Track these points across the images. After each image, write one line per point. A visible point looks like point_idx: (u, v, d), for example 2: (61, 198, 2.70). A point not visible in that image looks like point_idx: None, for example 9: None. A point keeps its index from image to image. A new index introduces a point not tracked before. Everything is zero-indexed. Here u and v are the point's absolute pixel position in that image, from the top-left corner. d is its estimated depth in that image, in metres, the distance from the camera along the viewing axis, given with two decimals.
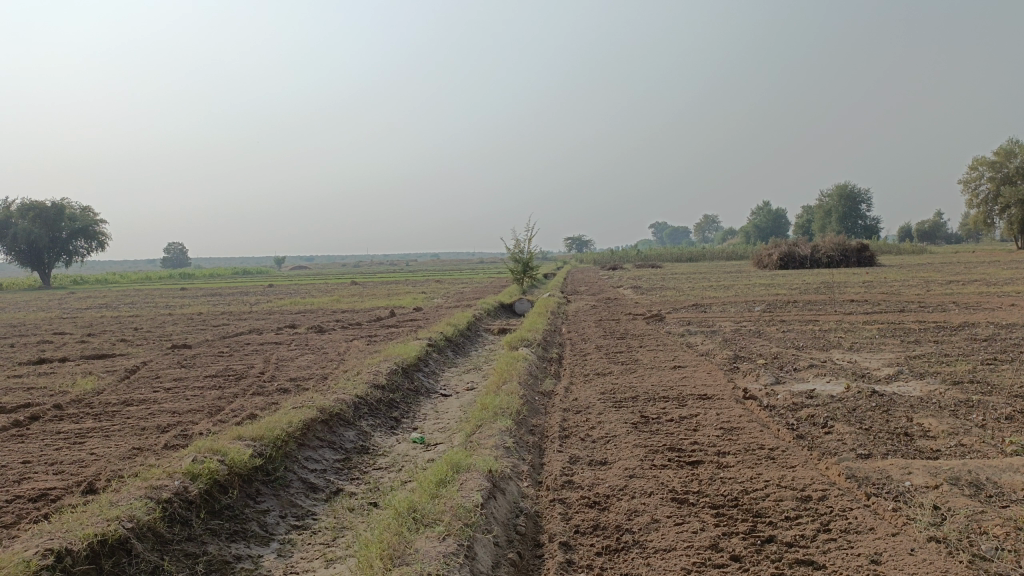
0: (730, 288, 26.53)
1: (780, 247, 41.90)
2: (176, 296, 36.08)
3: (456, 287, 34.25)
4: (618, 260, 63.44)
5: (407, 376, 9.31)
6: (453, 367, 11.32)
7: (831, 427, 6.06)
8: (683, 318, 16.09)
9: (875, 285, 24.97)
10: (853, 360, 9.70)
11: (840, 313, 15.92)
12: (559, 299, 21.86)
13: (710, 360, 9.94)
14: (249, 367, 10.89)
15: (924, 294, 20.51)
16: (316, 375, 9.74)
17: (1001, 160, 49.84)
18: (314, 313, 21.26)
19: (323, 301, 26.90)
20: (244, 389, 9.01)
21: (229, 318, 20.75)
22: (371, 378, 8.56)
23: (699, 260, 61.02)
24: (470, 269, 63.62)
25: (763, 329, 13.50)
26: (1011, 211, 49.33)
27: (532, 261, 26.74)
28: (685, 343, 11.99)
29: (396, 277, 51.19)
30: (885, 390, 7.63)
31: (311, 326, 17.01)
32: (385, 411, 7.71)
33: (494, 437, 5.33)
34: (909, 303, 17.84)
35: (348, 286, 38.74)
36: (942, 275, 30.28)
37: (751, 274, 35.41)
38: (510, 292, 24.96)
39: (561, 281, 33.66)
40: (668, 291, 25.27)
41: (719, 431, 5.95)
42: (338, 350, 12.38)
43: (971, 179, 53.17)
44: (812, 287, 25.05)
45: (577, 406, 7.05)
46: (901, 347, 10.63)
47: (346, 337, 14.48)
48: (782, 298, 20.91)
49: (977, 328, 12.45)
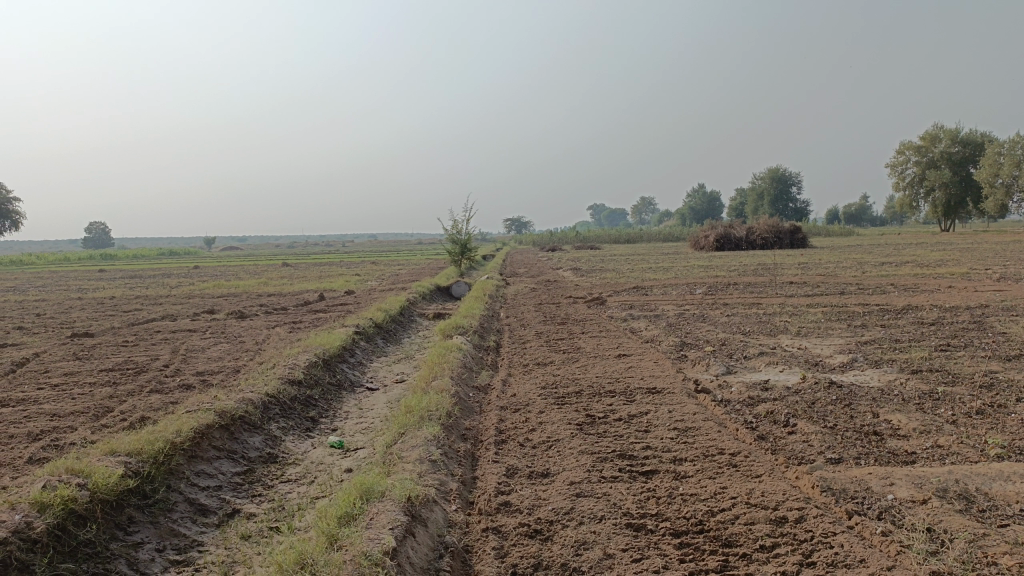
0: (670, 270, 26.28)
1: (716, 229, 41.96)
2: (92, 278, 34.02)
3: (391, 269, 33.15)
4: (556, 242, 63.10)
5: (328, 369, 8.42)
6: (382, 356, 10.48)
7: (795, 425, 5.49)
8: (624, 302, 15.53)
9: (812, 267, 25.01)
10: (803, 346, 9.25)
11: (783, 295, 15.63)
12: (497, 281, 21.13)
13: (656, 347, 9.37)
14: (153, 359, 9.82)
15: (860, 276, 20.47)
16: (227, 369, 8.76)
17: (927, 145, 51.11)
18: (238, 296, 20.03)
19: (249, 284, 25.56)
20: (141, 387, 7.99)
21: (145, 302, 19.35)
22: (286, 372, 7.66)
23: (636, 241, 61.16)
24: (409, 250, 62.37)
25: (707, 313, 13.02)
26: (935, 195, 50.75)
27: (470, 242, 25.91)
28: (628, 328, 11.40)
29: (330, 258, 49.77)
30: (843, 380, 7.13)
31: (232, 311, 15.86)
32: (299, 411, 6.85)
33: (417, 448, 4.56)
34: (847, 285, 17.69)
35: (278, 268, 37.18)
36: (873, 256, 30.79)
37: (688, 256, 35.42)
38: (446, 274, 24.06)
39: (499, 263, 32.88)
40: (608, 274, 24.84)
41: (674, 433, 5.32)
42: (256, 338, 11.37)
43: (899, 163, 54.48)
44: (750, 269, 24.96)
45: (515, 403, 6.32)
46: (849, 332, 10.23)
47: (268, 324, 13.44)
48: (721, 280, 20.60)
49: (921, 311, 12.21)
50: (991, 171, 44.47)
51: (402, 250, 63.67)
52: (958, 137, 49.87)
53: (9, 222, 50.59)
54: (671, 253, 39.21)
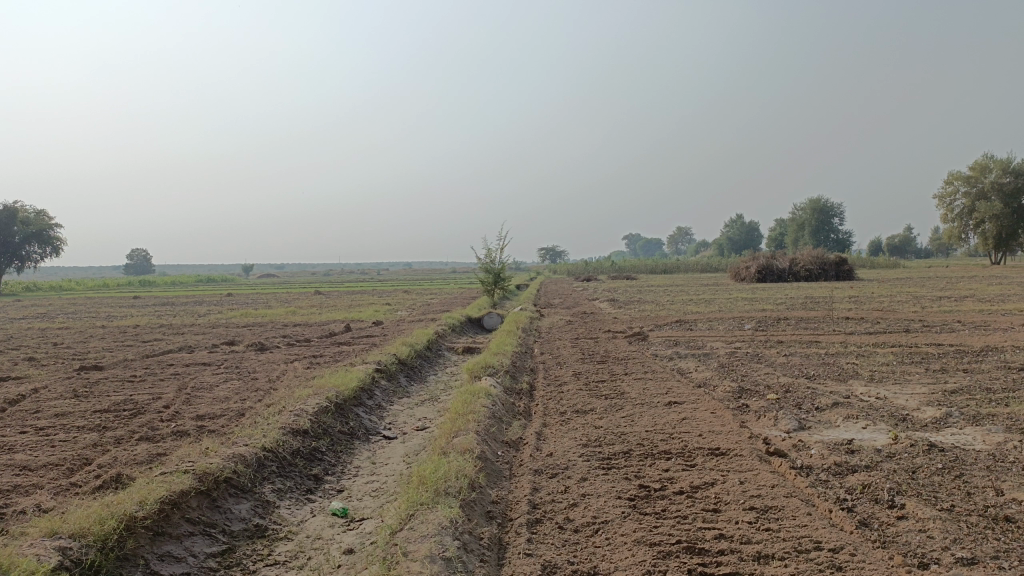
0: (711, 302, 25.12)
1: (758, 260, 40.61)
2: (125, 305, 33.84)
3: (422, 298, 32.38)
4: (591, 271, 62.05)
5: (340, 415, 7.48)
6: (404, 398, 9.53)
7: (903, 507, 4.39)
8: (668, 338, 14.43)
9: (863, 300, 23.64)
10: (881, 395, 8.07)
11: (841, 332, 14.39)
12: (530, 313, 20.12)
13: (711, 394, 8.27)
14: (154, 399, 8.97)
15: (920, 312, 19.02)
16: (230, 413, 7.86)
17: (976, 175, 49.24)
18: (263, 327, 19.33)
19: (277, 313, 24.95)
20: (132, 433, 7.12)
21: (167, 331, 18.69)
22: (291, 419, 6.73)
23: (672, 272, 59.92)
24: (442, 279, 61.75)
25: (761, 353, 11.83)
26: (985, 227, 48.73)
27: (503, 271, 25.04)
28: (676, 370, 10.29)
29: (362, 286, 49.36)
30: (943, 442, 5.97)
31: (252, 343, 15.06)
32: (301, 468, 5.90)
33: (427, 540, 3.56)
34: (910, 322, 16.33)
35: (309, 296, 36.65)
36: (927, 290, 29.18)
37: (729, 287, 34.13)
38: (479, 305, 23.15)
39: (533, 293, 31.97)
40: (646, 306, 23.75)
41: (751, 515, 4.27)
42: (270, 375, 10.50)
43: (946, 193, 52.62)
44: (796, 302, 23.67)
45: (552, 466, 5.30)
46: (930, 378, 8.99)
47: (286, 358, 12.59)
48: (771, 314, 19.34)
49: (1005, 354, 10.89)
50: None
51: (438, 279, 63.28)
52: (1009, 167, 47.94)
53: (49, 249, 51.17)
54: (710, 285, 37.89)
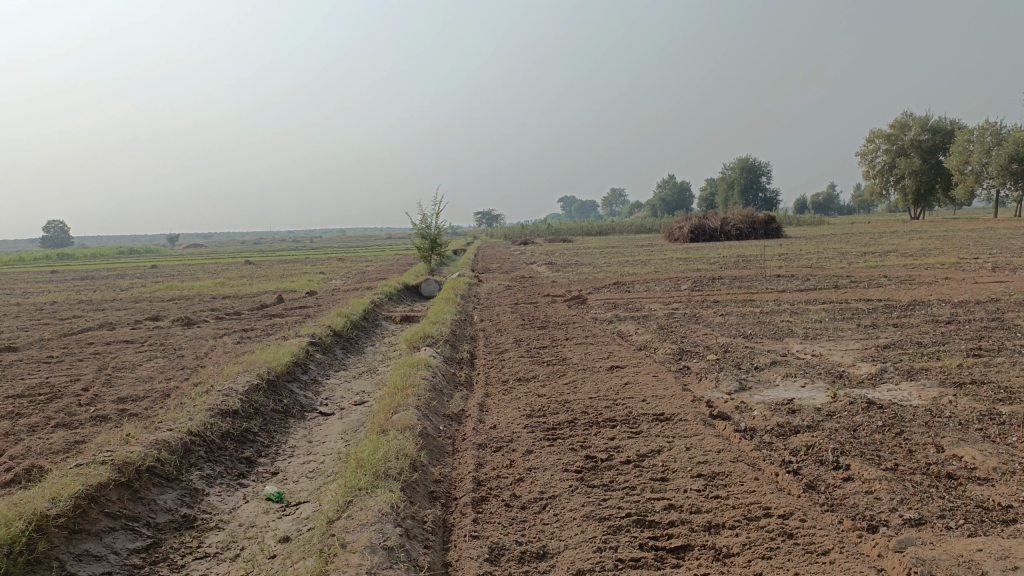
0: (647, 262, 25.36)
1: (691, 220, 41.17)
2: (43, 280, 32.23)
3: (357, 266, 31.80)
4: (527, 234, 62.05)
5: (273, 393, 7.17)
6: (340, 371, 9.25)
7: (848, 469, 4.39)
8: (607, 300, 14.43)
9: (793, 258, 24.16)
10: (817, 352, 8.17)
11: (774, 290, 14.63)
12: (468, 279, 19.91)
13: (652, 357, 8.25)
14: (72, 381, 8.46)
15: (848, 268, 19.52)
16: (154, 395, 7.46)
17: (896, 133, 50.78)
18: (191, 300, 18.61)
19: (206, 285, 24.09)
20: (47, 419, 6.68)
21: (87, 308, 17.83)
22: (219, 399, 6.40)
23: (607, 233, 60.41)
24: (376, 246, 60.86)
25: (699, 313, 11.91)
26: (904, 183, 50.44)
27: (439, 237, 24.69)
28: (616, 333, 10.25)
29: (294, 255, 48.23)
30: (880, 399, 6.05)
31: (179, 318, 14.46)
32: (231, 452, 5.61)
33: (367, 530, 3.36)
34: (839, 278, 16.74)
35: (239, 267, 35.59)
36: (853, 246, 30.08)
37: (663, 248, 34.52)
38: (415, 272, 22.80)
39: (470, 258, 31.77)
40: (583, 268, 23.79)
41: (700, 483, 4.20)
42: (198, 352, 10.05)
43: (869, 151, 54.17)
44: (729, 261, 24.06)
45: (496, 440, 5.14)
46: (862, 335, 9.16)
47: (215, 333, 12.11)
48: (705, 274, 19.58)
49: (930, 308, 11.20)
50: (960, 159, 44.07)
51: (373, 245, 62.33)
52: (927, 125, 49.56)
53: None
54: (644, 245, 38.24)
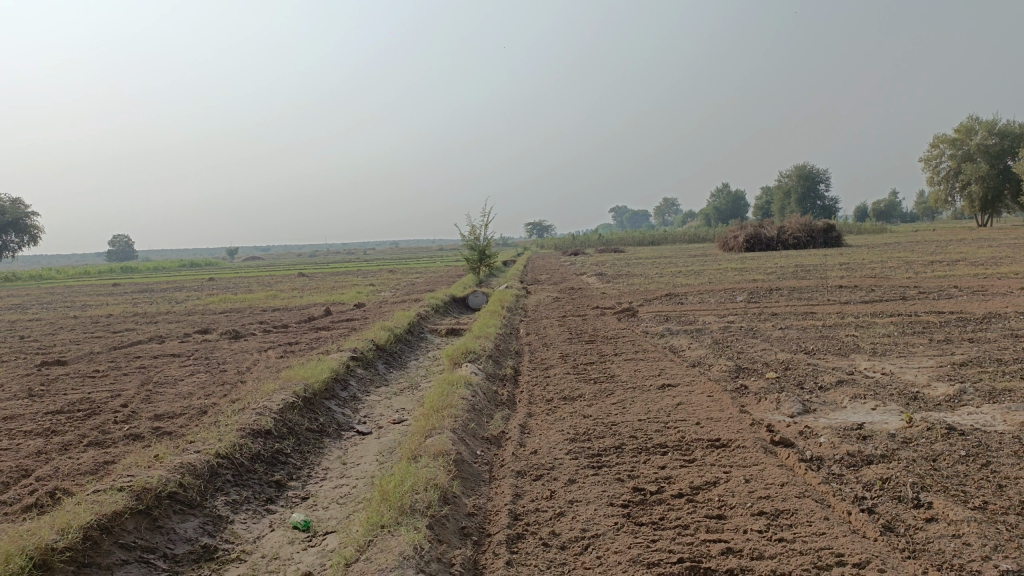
0: (700, 273, 24.66)
1: (746, 229, 40.20)
2: (106, 293, 33.13)
3: (407, 277, 31.80)
4: (578, 245, 61.52)
5: (308, 411, 6.92)
6: (381, 387, 8.99)
7: (931, 508, 3.90)
8: (659, 313, 13.92)
9: (854, 267, 23.20)
10: (887, 370, 7.58)
11: (836, 302, 13.92)
12: (516, 291, 19.59)
13: (707, 374, 7.77)
14: (113, 397, 8.38)
15: (914, 278, 18.56)
16: (191, 412, 7.30)
17: (962, 137, 48.82)
18: (240, 313, 18.69)
19: (258, 297, 24.29)
20: (81, 437, 6.55)
21: (140, 320, 18.04)
22: (252, 419, 6.18)
23: (660, 243, 59.50)
24: (428, 258, 61.09)
25: (756, 327, 11.34)
26: (971, 189, 48.39)
27: (488, 248, 24.44)
28: (667, 348, 9.77)
29: (346, 267, 48.62)
30: (961, 424, 5.49)
31: (227, 331, 14.45)
32: (260, 475, 5.36)
33: None
34: (905, 289, 15.89)
35: (292, 279, 35.95)
36: (918, 255, 28.80)
37: (717, 258, 33.65)
38: (464, 283, 22.59)
39: (519, 270, 31.50)
40: (634, 279, 23.22)
41: (762, 523, 3.76)
42: (240, 367, 9.91)
43: (932, 157, 52.22)
44: (786, 271, 23.21)
45: (536, 467, 4.77)
46: (935, 351, 8.50)
47: (259, 347, 12.00)
48: (762, 284, 18.86)
49: (1009, 321, 10.42)
50: None
51: (424, 257, 62.63)
52: (994, 129, 47.50)
53: (27, 237, 50.60)
54: (697, 255, 37.40)
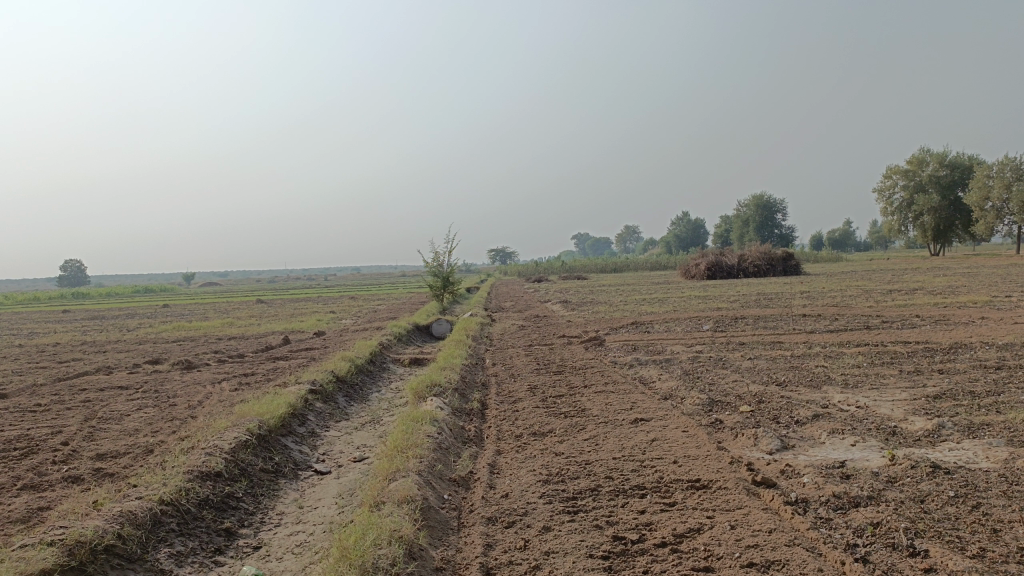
0: (664, 301, 24.64)
1: (708, 257, 40.53)
2: (56, 320, 32.00)
3: (369, 304, 31.28)
4: (542, 272, 61.48)
5: (263, 450, 6.52)
6: (342, 421, 8.60)
7: (928, 556, 3.68)
8: (626, 342, 13.73)
9: (816, 296, 23.36)
10: (862, 403, 7.45)
11: (802, 331, 13.88)
12: (481, 319, 19.28)
13: (680, 408, 7.55)
14: (54, 434, 7.87)
15: (876, 307, 18.68)
16: (136, 451, 6.84)
17: (914, 169, 50.09)
18: (195, 341, 18.06)
19: (214, 325, 23.59)
20: (14, 480, 6.05)
21: (89, 349, 17.30)
22: (201, 459, 5.77)
23: (622, 271, 59.77)
24: (389, 285, 60.48)
25: (725, 357, 11.19)
26: (923, 219, 49.52)
27: (452, 275, 24.13)
28: (638, 380, 9.55)
29: (306, 293, 47.84)
30: (944, 461, 5.33)
31: (180, 361, 13.89)
32: (209, 523, 4.97)
33: None
34: (869, 318, 15.95)
35: (250, 306, 35.15)
36: (876, 283, 29.17)
37: (680, 285, 33.76)
38: (427, 311, 22.22)
39: (483, 296, 31.20)
40: (599, 307, 23.08)
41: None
42: (192, 400, 9.42)
43: (886, 187, 53.46)
44: (750, 299, 23.29)
45: (508, 513, 4.48)
46: (907, 383, 8.41)
47: (214, 378, 11.50)
48: (727, 313, 18.82)
49: (975, 352, 10.42)
50: (979, 194, 43.17)
51: (386, 283, 62.00)
52: (945, 161, 48.81)
53: None
54: (660, 283, 37.50)
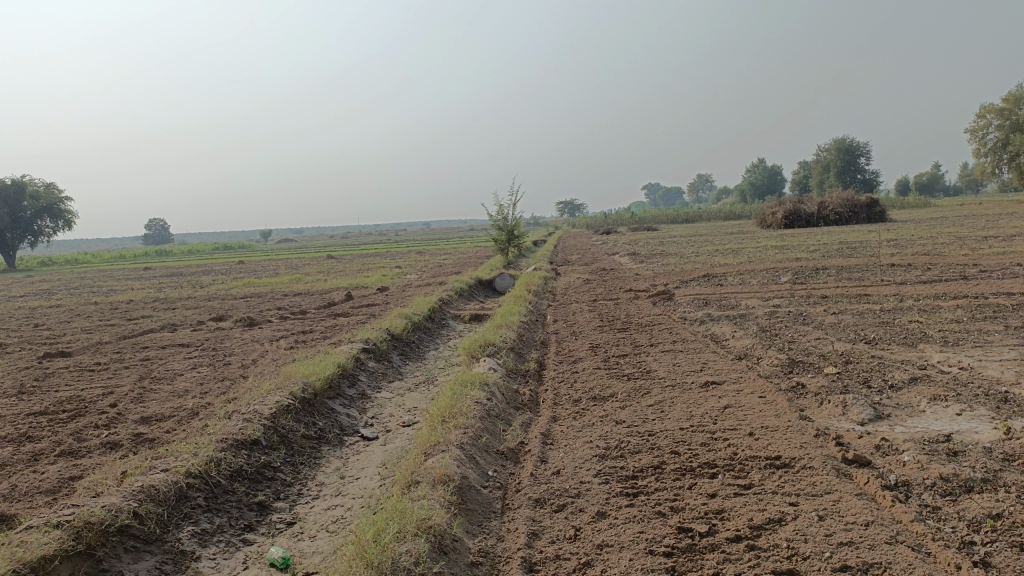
0: (739, 252, 23.58)
1: (785, 204, 38.76)
2: (135, 277, 32.87)
3: (435, 259, 31.01)
4: (612, 224, 60.28)
5: (306, 414, 6.18)
6: (394, 381, 8.24)
7: None
8: (697, 296, 12.96)
9: (903, 244, 21.86)
10: (966, 364, 6.60)
11: (890, 283, 12.83)
12: (545, 273, 18.72)
13: (756, 370, 6.87)
14: (105, 395, 7.74)
15: (971, 255, 17.23)
16: (182, 414, 6.61)
17: (1010, 106, 46.52)
18: (261, 298, 18.10)
19: (282, 281, 23.72)
20: (55, 445, 5.88)
21: (159, 307, 17.51)
22: (238, 426, 5.45)
23: (695, 221, 58.13)
24: (457, 238, 60.35)
25: (806, 312, 10.35)
26: (1021, 160, 46.03)
27: (517, 228, 23.59)
28: (709, 337, 8.86)
29: (376, 248, 48.12)
30: None
31: (243, 318, 13.82)
32: (240, 496, 4.64)
33: None
34: (965, 267, 14.67)
35: (320, 262, 35.47)
36: (969, 230, 27.19)
37: (755, 235, 32.38)
38: (491, 265, 21.79)
39: (549, 250, 30.57)
40: (669, 259, 22.20)
41: None
42: (246, 360, 9.22)
43: (980, 127, 49.89)
44: (830, 249, 21.97)
45: (559, 494, 3.97)
46: (1017, 340, 7.47)
47: (272, 336, 11.32)
48: (806, 264, 17.72)
49: None
50: None
51: (454, 238, 61.91)
52: None
53: (61, 222, 51.02)
54: (734, 233, 36.11)
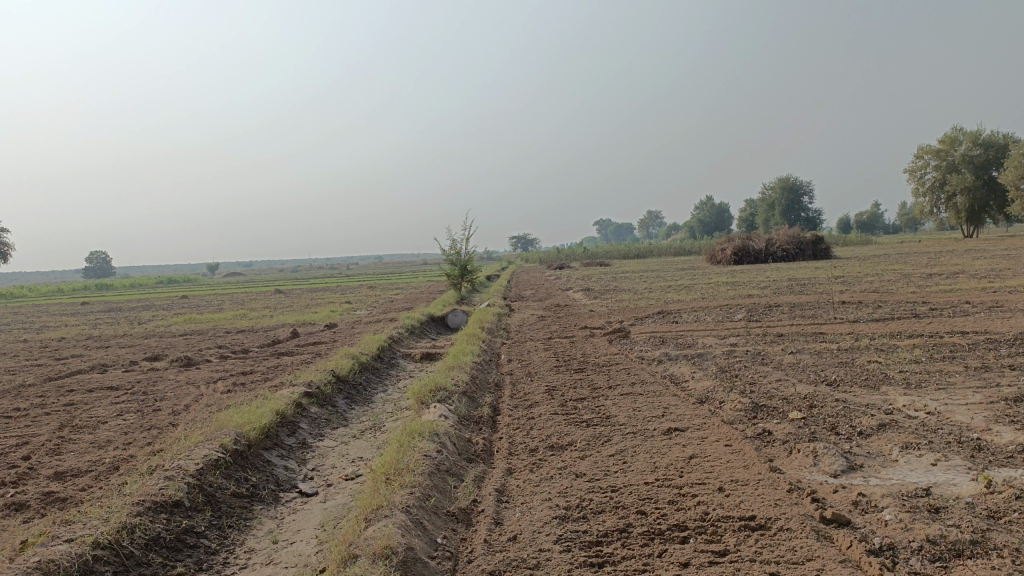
0: (691, 288, 23.61)
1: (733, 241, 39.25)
2: (72, 312, 31.48)
3: (386, 294, 30.38)
4: (564, 259, 60.42)
5: (238, 469, 5.65)
6: (338, 428, 7.73)
7: None
8: (653, 334, 12.72)
9: (851, 281, 22.11)
10: (932, 408, 6.40)
11: (844, 321, 12.79)
12: (498, 309, 18.36)
13: (719, 415, 6.56)
14: (18, 446, 7.06)
15: (919, 293, 17.43)
16: (100, 469, 6.01)
17: (946, 148, 48.22)
18: (202, 336, 17.31)
19: (226, 318, 22.87)
20: None
21: (91, 345, 16.61)
22: (159, 485, 4.91)
23: (646, 257, 58.60)
24: (409, 273, 59.69)
25: (764, 351, 10.14)
26: (957, 200, 47.63)
27: (470, 264, 23.23)
28: (668, 378, 8.57)
29: (326, 283, 47.17)
30: None
31: (180, 357, 13.10)
32: (156, 568, 4.11)
33: None
34: (915, 305, 14.76)
35: (267, 296, 34.54)
36: (911, 267, 27.78)
37: (705, 271, 32.60)
38: (443, 301, 21.34)
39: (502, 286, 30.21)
40: (623, 295, 22.07)
41: None
42: (179, 404, 8.60)
43: (918, 168, 51.59)
44: (781, 285, 22.11)
45: (516, 565, 3.56)
46: (979, 382, 7.33)
47: (209, 378, 10.69)
48: (759, 300, 17.72)
49: None
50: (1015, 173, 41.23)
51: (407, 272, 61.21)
52: (979, 139, 46.79)
53: None
54: (685, 269, 36.37)
